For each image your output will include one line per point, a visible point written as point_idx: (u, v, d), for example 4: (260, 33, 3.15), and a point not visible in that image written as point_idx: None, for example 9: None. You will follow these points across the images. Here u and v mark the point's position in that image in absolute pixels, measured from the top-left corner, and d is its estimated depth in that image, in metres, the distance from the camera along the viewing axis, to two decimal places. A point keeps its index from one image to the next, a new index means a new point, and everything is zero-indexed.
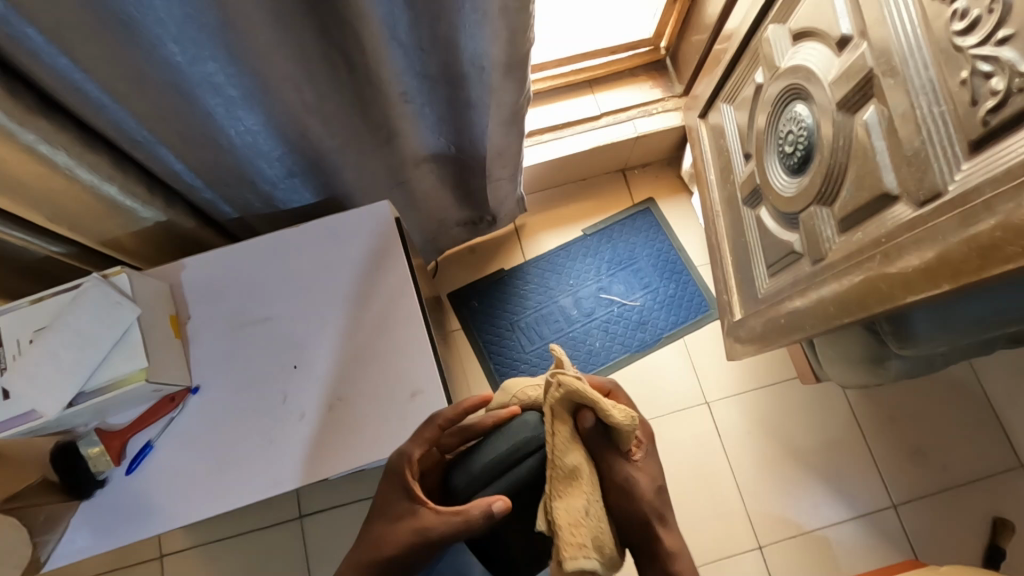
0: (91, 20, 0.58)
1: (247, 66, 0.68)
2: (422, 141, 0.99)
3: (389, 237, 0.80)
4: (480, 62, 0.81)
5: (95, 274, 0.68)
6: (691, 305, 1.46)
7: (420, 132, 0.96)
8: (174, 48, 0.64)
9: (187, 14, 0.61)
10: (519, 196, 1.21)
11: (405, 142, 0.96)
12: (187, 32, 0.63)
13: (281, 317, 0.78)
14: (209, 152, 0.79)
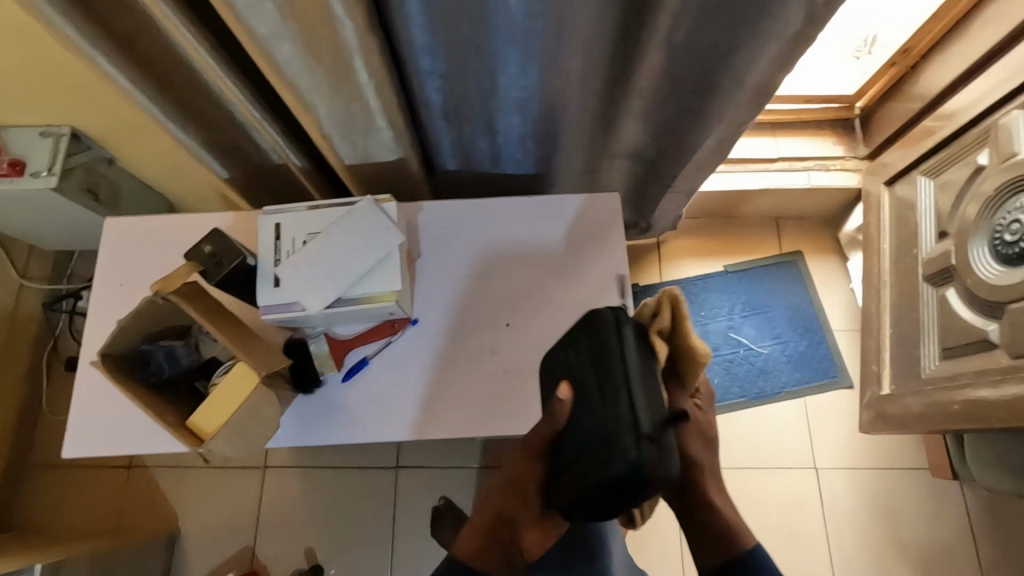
0: None
1: (549, 26, 0.73)
2: (632, 143, 1.02)
3: (614, 223, 0.82)
4: (738, 79, 0.82)
5: (370, 196, 0.73)
6: (820, 367, 1.42)
7: (636, 134, 0.99)
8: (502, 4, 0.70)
9: None
10: (680, 216, 1.24)
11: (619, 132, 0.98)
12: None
13: (501, 276, 0.81)
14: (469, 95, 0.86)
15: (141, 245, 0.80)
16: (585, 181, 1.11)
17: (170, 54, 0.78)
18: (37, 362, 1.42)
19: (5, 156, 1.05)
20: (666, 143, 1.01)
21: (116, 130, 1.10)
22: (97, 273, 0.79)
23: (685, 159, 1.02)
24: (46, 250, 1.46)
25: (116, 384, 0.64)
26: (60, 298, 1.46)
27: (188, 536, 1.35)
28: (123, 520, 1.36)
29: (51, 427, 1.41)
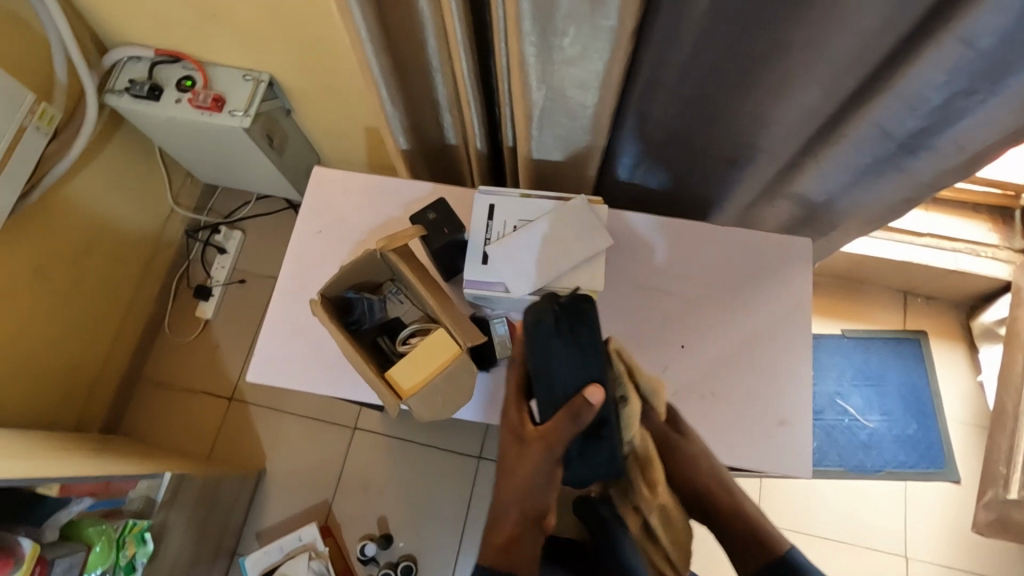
0: None
1: (791, 65, 0.74)
2: (806, 192, 1.01)
3: (802, 268, 0.79)
4: (960, 142, 0.79)
5: (583, 195, 0.74)
6: (927, 454, 1.37)
7: (816, 185, 0.98)
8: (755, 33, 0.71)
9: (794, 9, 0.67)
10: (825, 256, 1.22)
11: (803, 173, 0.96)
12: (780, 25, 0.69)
13: (683, 296, 0.79)
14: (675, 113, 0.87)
15: (343, 197, 0.85)
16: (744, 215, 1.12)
17: (410, 29, 0.82)
18: (168, 284, 1.51)
19: (209, 90, 1.12)
20: (842, 199, 0.99)
21: (308, 86, 1.16)
22: (302, 214, 0.84)
23: (856, 210, 1.01)
24: (196, 183, 1.55)
25: (326, 325, 0.68)
26: (199, 229, 1.55)
27: (272, 478, 1.40)
28: (217, 447, 1.42)
29: (167, 346, 1.49)
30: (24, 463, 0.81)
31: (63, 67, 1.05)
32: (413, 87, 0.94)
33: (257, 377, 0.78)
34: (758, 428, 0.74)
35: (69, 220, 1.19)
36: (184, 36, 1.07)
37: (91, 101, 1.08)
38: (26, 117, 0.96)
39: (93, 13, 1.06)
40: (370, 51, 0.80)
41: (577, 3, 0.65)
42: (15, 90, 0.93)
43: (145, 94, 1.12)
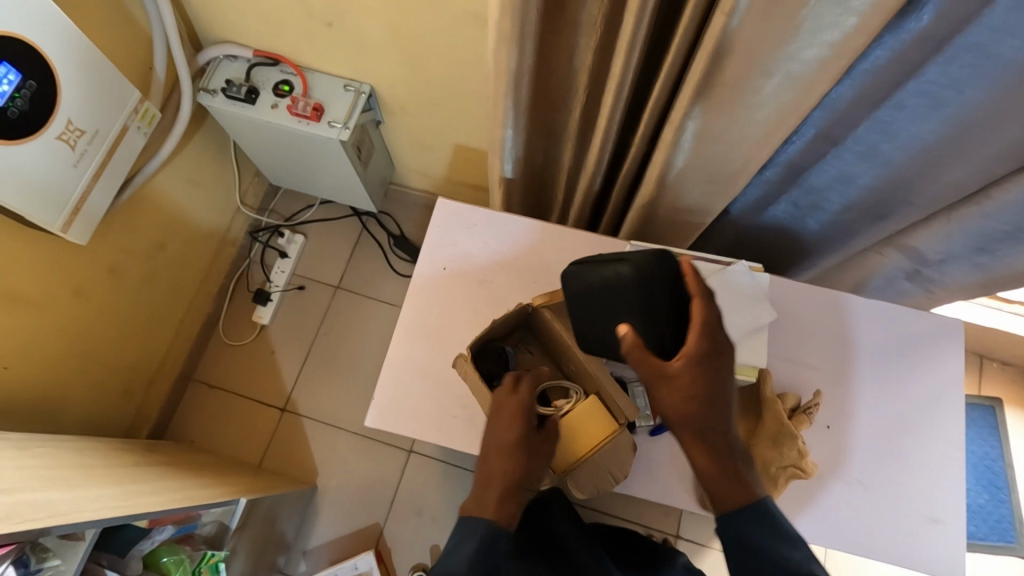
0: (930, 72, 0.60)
1: (958, 137, 0.65)
2: (921, 248, 0.88)
3: (954, 356, 0.75)
4: None
5: (742, 262, 0.71)
6: (997, 526, 1.34)
7: (935, 245, 0.85)
8: (920, 96, 0.63)
9: (972, 80, 0.58)
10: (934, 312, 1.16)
11: (923, 231, 0.85)
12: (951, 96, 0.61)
13: (830, 372, 0.75)
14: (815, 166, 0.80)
15: (468, 234, 0.80)
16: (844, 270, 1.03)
17: (554, 63, 0.77)
18: (225, 284, 1.45)
19: (308, 98, 1.07)
20: (961, 263, 0.85)
21: (407, 99, 1.11)
22: (425, 248, 0.79)
23: (978, 279, 0.87)
24: (262, 182, 1.50)
25: (472, 375, 0.64)
26: (260, 230, 1.49)
27: (322, 496, 1.35)
28: (267, 458, 1.37)
29: (221, 349, 1.44)
30: (116, 492, 0.76)
31: (164, 62, 0.99)
32: (538, 118, 0.89)
33: (375, 424, 0.73)
34: (906, 522, 0.70)
35: (147, 220, 1.13)
36: (290, 39, 1.02)
37: (187, 97, 1.04)
38: (130, 117, 0.91)
39: (198, 8, 1.01)
40: (514, 85, 0.75)
41: (772, 65, 0.60)
42: (122, 89, 0.88)
43: (242, 97, 1.07)
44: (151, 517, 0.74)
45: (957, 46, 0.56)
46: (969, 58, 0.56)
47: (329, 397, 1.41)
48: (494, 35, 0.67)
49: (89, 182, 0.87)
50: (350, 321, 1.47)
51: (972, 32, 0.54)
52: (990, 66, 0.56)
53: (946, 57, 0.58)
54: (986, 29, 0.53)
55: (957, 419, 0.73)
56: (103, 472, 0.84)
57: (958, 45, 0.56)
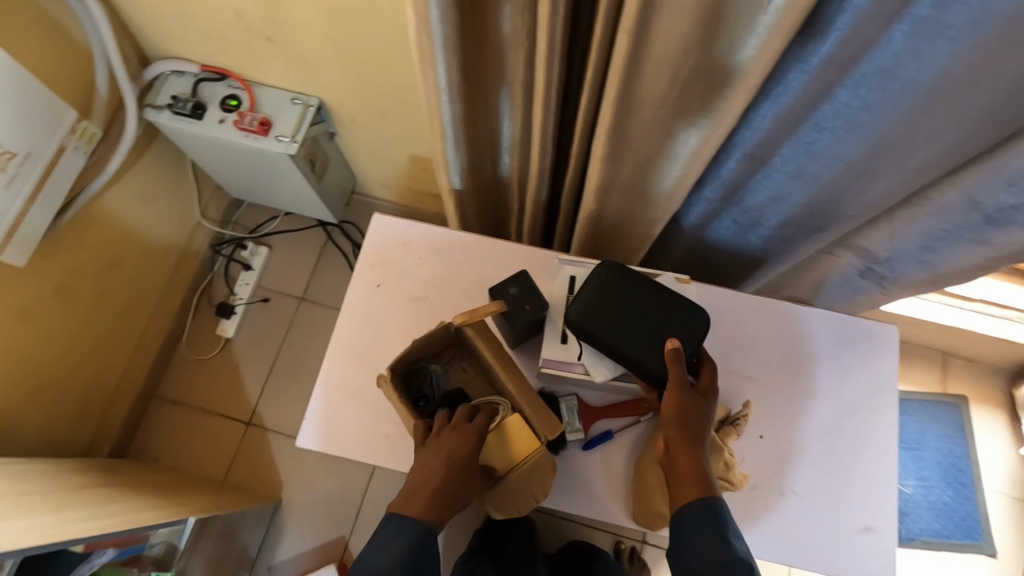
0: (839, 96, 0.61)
1: (878, 151, 0.65)
2: (870, 249, 0.86)
3: (890, 362, 0.75)
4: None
5: (670, 274, 0.70)
6: (962, 524, 1.34)
7: (883, 245, 0.83)
8: (834, 119, 0.64)
9: (879, 102, 0.59)
10: None
11: (868, 233, 0.84)
12: (861, 116, 0.61)
13: (763, 382, 0.74)
14: (749, 183, 0.80)
15: (403, 250, 0.79)
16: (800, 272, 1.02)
17: (485, 78, 0.77)
18: (188, 298, 1.45)
19: (255, 113, 1.07)
20: (909, 260, 0.83)
21: (356, 111, 1.11)
22: (360, 264, 0.79)
23: (933, 275, 0.84)
24: (224, 195, 1.49)
25: (393, 398, 0.63)
26: (223, 243, 1.49)
27: (287, 510, 1.34)
28: (232, 472, 1.36)
29: (185, 363, 1.44)
30: (53, 516, 0.76)
31: (105, 79, 0.99)
32: (478, 130, 0.89)
33: (307, 443, 0.73)
34: (839, 531, 0.70)
35: (98, 238, 1.13)
36: (234, 55, 1.02)
37: (132, 118, 1.03)
38: (67, 136, 0.91)
39: (141, 24, 1.01)
40: (444, 99, 0.75)
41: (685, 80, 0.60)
42: (56, 110, 0.87)
43: (188, 112, 1.06)
44: (83, 542, 0.74)
45: (863, 71, 0.57)
46: (879, 83, 0.57)
47: (294, 409, 1.41)
48: (414, 52, 0.67)
49: (25, 203, 0.86)
50: (314, 333, 1.46)
51: (880, 57, 0.54)
52: (901, 89, 0.56)
53: (852, 80, 0.58)
54: (887, 55, 0.54)
55: (890, 425, 0.73)
56: (43, 496, 0.83)
57: (867, 71, 0.56)
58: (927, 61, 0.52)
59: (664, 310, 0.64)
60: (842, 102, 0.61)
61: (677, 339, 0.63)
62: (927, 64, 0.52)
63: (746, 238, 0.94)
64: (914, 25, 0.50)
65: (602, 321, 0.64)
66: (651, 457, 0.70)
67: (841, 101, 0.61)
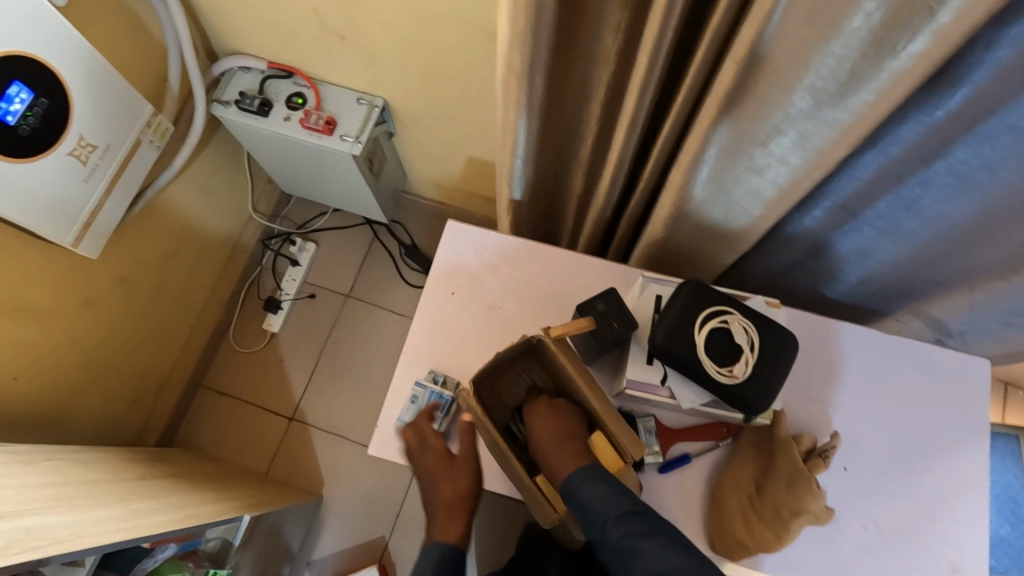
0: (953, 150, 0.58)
1: (993, 218, 0.63)
2: (942, 319, 0.85)
3: (980, 398, 0.72)
4: None
5: (760, 297, 0.68)
6: (1019, 560, 1.30)
7: (958, 317, 0.82)
8: (943, 176, 0.61)
9: (1003, 162, 0.56)
10: None
11: (933, 303, 0.83)
12: (976, 173, 0.59)
13: (848, 411, 0.72)
14: (830, 233, 0.77)
15: (476, 258, 0.78)
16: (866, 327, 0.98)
17: (566, 91, 0.76)
18: (236, 291, 1.46)
19: (320, 111, 1.07)
20: (985, 331, 0.83)
21: (420, 113, 1.10)
22: (433, 275, 0.78)
23: (1005, 342, 0.84)
24: (274, 190, 1.49)
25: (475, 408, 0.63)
26: (272, 238, 1.49)
27: (329, 507, 1.34)
28: (274, 466, 1.37)
29: (230, 355, 1.44)
30: (122, 512, 0.76)
31: (177, 71, 0.99)
32: (550, 141, 0.87)
33: (379, 452, 0.73)
34: (925, 568, 0.68)
35: (161, 227, 1.14)
36: (304, 54, 1.02)
37: (200, 111, 1.03)
38: (142, 131, 0.91)
39: (214, 19, 1.01)
40: (527, 110, 0.73)
41: (794, 114, 0.58)
42: (134, 103, 0.88)
43: (254, 109, 1.06)
44: (153, 539, 0.74)
45: (990, 128, 0.54)
46: (1006, 142, 0.54)
47: (338, 407, 1.41)
48: (504, 67, 0.65)
49: (101, 196, 0.87)
50: (359, 332, 1.46)
51: (1017, 123, 0.52)
52: None
53: (975, 139, 0.56)
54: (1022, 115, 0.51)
55: (981, 464, 0.70)
56: (107, 486, 0.84)
57: (998, 131, 0.54)
58: None
59: (763, 346, 0.61)
60: (957, 160, 0.59)
61: (770, 385, 0.60)
62: None
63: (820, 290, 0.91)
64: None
65: (696, 343, 0.61)
66: (732, 482, 0.68)
67: (959, 160, 0.58)
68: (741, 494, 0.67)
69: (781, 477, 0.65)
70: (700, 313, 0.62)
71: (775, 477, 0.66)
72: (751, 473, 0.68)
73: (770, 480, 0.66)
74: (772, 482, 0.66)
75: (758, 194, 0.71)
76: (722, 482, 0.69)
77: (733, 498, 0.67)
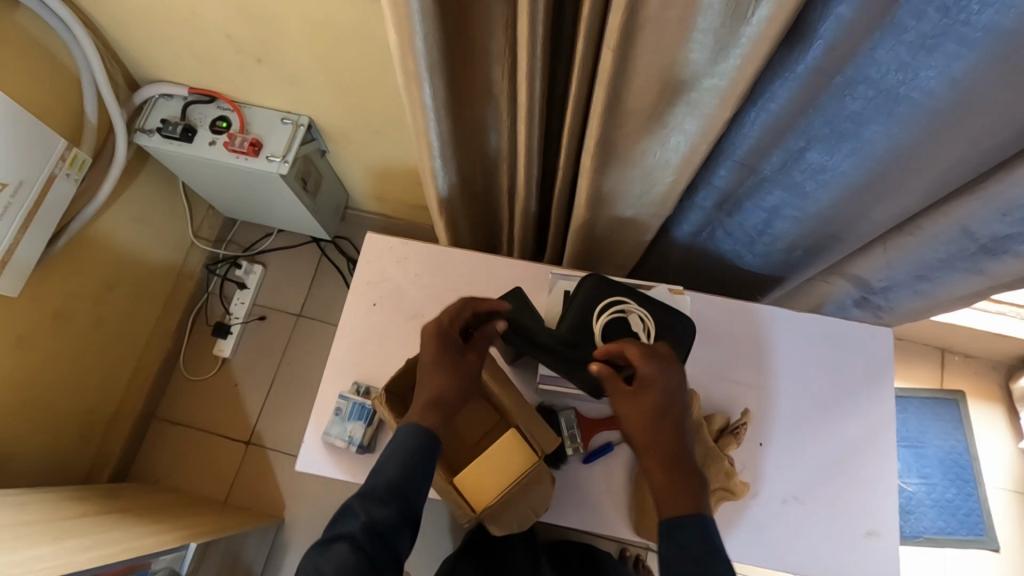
0: (825, 105, 0.61)
1: (874, 176, 0.65)
2: (864, 276, 0.85)
3: (886, 369, 0.75)
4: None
5: (664, 286, 0.70)
6: (965, 521, 1.35)
7: (876, 274, 0.83)
8: (817, 125, 0.64)
9: (865, 107, 0.59)
10: None
11: (858, 261, 0.84)
12: (843, 121, 0.62)
13: (762, 389, 0.75)
14: (743, 193, 0.80)
15: (398, 267, 0.79)
16: (795, 298, 1.01)
17: (471, 93, 0.77)
18: (185, 319, 1.44)
19: (246, 134, 1.07)
20: (903, 290, 0.83)
21: (347, 128, 1.11)
22: (354, 288, 0.79)
23: (926, 301, 0.84)
24: (217, 214, 1.49)
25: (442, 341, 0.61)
26: (218, 263, 1.48)
27: (290, 530, 1.33)
28: (232, 493, 1.35)
29: (182, 384, 1.43)
30: (53, 550, 0.75)
31: (94, 106, 0.99)
32: (468, 146, 0.89)
33: (307, 467, 0.72)
34: (840, 536, 0.70)
35: (93, 261, 1.13)
36: (223, 77, 1.02)
37: (121, 143, 1.03)
38: (57, 165, 0.91)
39: (130, 47, 1.00)
40: (433, 116, 0.74)
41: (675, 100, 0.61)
42: (46, 138, 0.87)
43: (178, 136, 1.06)
44: (89, 573, 0.74)
45: (849, 78, 0.57)
46: (864, 92, 0.57)
47: (294, 428, 1.40)
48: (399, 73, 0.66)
49: (16, 235, 0.87)
50: (312, 351, 1.46)
51: (871, 71, 0.55)
52: (887, 102, 0.57)
53: (840, 90, 0.59)
54: (872, 65, 0.54)
55: (890, 430, 0.73)
56: (40, 527, 0.82)
57: (857, 80, 0.57)
58: (915, 76, 0.53)
59: (659, 333, 0.64)
60: (824, 108, 0.62)
61: None
62: (914, 78, 0.53)
63: (744, 254, 0.94)
64: (899, 34, 0.50)
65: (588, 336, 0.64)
66: None
67: (829, 109, 0.61)
68: None
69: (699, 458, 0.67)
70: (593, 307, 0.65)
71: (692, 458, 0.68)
72: None
73: None
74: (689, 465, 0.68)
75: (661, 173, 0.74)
76: (645, 468, 0.70)
77: None
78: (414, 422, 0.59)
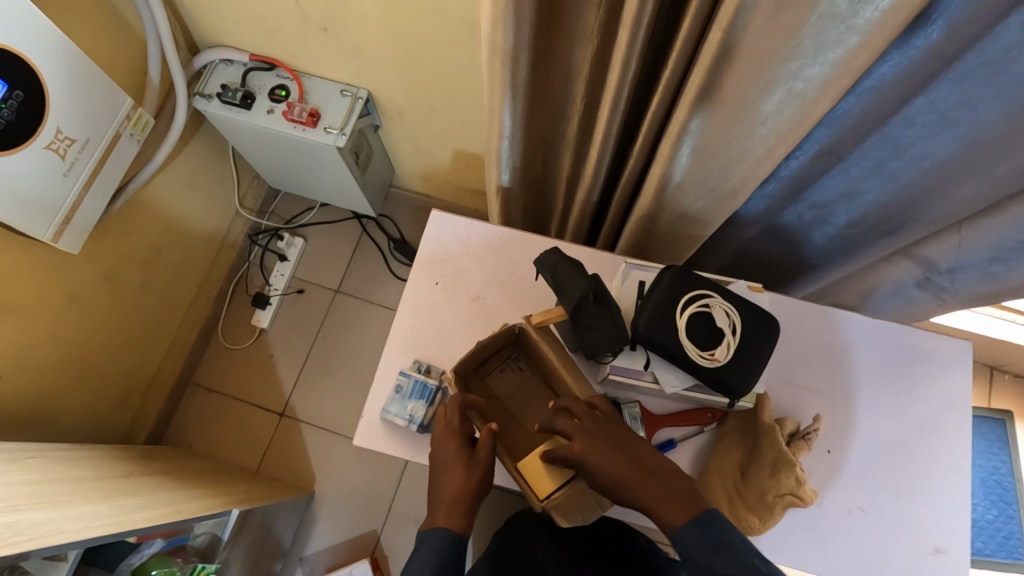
0: (936, 93, 0.58)
1: (975, 155, 0.62)
2: (932, 257, 0.81)
3: (962, 384, 0.72)
4: None
5: (743, 283, 0.68)
6: (1005, 543, 1.32)
7: (945, 253, 0.78)
8: (920, 108, 0.60)
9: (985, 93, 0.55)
10: None
11: (927, 243, 0.80)
12: (952, 107, 0.58)
13: (831, 395, 0.72)
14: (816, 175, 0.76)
15: (461, 247, 0.78)
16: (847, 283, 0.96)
17: (548, 72, 0.75)
18: (225, 288, 1.45)
19: (304, 104, 1.06)
20: (974, 272, 0.76)
21: (404, 105, 1.09)
22: (417, 266, 0.77)
23: (999, 291, 0.77)
24: (261, 185, 1.48)
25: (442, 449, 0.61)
26: (260, 233, 1.48)
27: (320, 502, 1.34)
28: (264, 463, 1.36)
29: (218, 352, 1.44)
30: (106, 508, 0.76)
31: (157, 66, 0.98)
32: (534, 128, 0.87)
33: (364, 443, 0.71)
34: (907, 551, 0.68)
35: (145, 224, 1.13)
36: (286, 45, 1.01)
37: (182, 105, 1.02)
38: (122, 124, 0.90)
39: (195, 10, 0.99)
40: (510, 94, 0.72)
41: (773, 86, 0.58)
42: (113, 96, 0.87)
43: (237, 102, 1.05)
44: (137, 534, 0.74)
45: (970, 64, 0.54)
46: (986, 78, 0.54)
47: (327, 402, 1.41)
48: (485, 47, 0.64)
49: (81, 190, 0.86)
50: (348, 327, 1.46)
51: (994, 57, 0.52)
52: (1009, 85, 0.53)
53: (956, 76, 0.55)
54: (997, 50, 0.51)
55: (963, 445, 0.71)
56: (91, 483, 0.83)
57: (977, 68, 0.53)
58: None
59: (743, 330, 0.62)
60: (934, 92, 0.58)
61: (749, 368, 0.61)
62: None
63: (808, 241, 0.91)
64: None
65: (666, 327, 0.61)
66: (717, 468, 0.68)
67: (940, 96, 0.58)
68: (726, 477, 0.68)
69: (768, 461, 0.65)
70: (672, 299, 0.62)
71: (760, 461, 0.66)
72: (735, 457, 0.69)
73: (756, 466, 0.67)
74: (756, 467, 0.66)
75: (741, 165, 0.72)
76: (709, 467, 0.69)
77: (720, 481, 0.68)
78: (442, 526, 0.59)
